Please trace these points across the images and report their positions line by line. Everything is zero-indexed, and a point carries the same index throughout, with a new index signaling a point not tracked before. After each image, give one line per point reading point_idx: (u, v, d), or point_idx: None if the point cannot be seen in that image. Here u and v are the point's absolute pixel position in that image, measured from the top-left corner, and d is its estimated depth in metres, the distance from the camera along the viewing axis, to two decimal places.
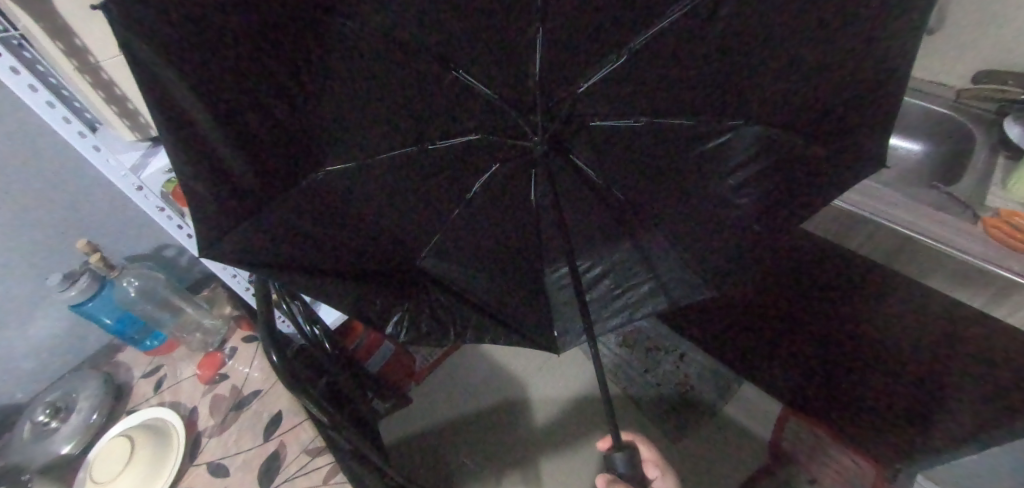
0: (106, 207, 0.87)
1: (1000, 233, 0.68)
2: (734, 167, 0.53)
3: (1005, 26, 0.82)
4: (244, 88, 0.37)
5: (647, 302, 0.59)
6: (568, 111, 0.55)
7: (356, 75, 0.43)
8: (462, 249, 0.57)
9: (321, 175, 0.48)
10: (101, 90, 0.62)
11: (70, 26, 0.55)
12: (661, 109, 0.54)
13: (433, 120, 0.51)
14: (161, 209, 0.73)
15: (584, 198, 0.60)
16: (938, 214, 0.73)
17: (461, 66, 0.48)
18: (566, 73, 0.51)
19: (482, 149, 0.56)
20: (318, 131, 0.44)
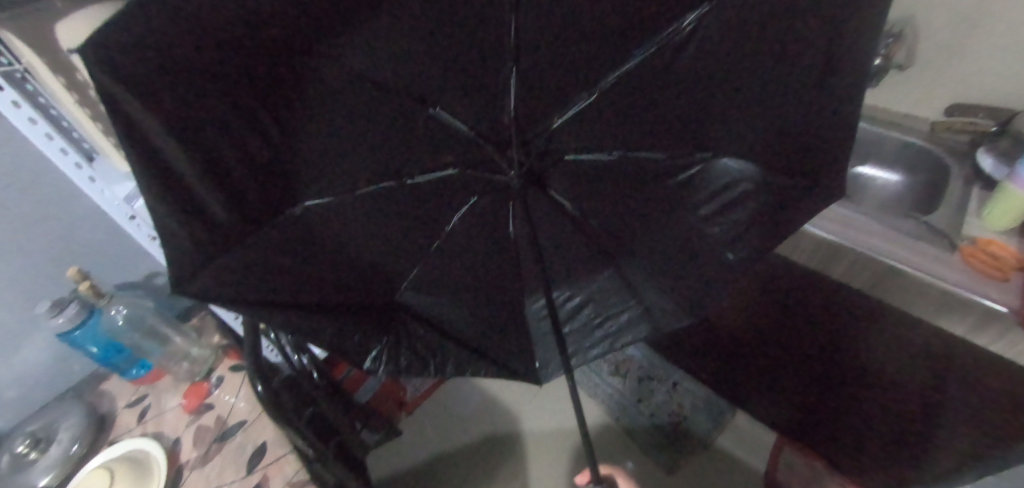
0: (98, 235, 0.88)
1: (975, 260, 0.70)
2: (706, 200, 0.56)
3: (970, 64, 0.87)
4: (235, 127, 0.38)
5: (629, 330, 0.57)
6: (541, 143, 0.62)
7: (344, 114, 0.45)
8: (445, 280, 0.58)
9: (300, 210, 0.49)
10: (99, 122, 0.64)
11: (72, 62, 0.58)
12: (627, 141, 0.61)
13: (411, 153, 0.56)
14: (152, 237, 0.75)
15: (567, 227, 0.62)
16: (917, 244, 0.74)
17: (439, 104, 0.54)
18: (538, 109, 0.59)
19: (463, 180, 0.61)
20: (305, 166, 0.46)
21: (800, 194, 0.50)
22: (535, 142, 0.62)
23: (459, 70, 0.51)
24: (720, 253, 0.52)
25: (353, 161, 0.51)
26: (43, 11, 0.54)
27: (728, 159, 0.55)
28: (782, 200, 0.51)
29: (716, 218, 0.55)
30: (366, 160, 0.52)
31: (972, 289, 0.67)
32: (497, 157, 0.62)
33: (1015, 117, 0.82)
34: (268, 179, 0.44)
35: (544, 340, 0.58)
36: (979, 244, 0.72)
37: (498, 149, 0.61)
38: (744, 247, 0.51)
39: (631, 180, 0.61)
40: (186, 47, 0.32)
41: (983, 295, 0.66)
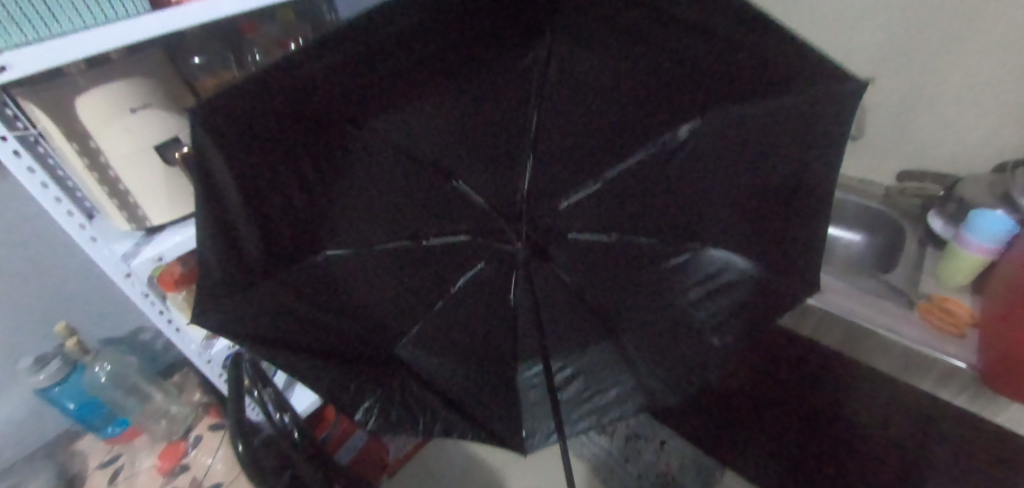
0: (89, 293, 0.89)
1: (934, 317, 0.75)
2: (694, 281, 0.61)
3: (910, 136, 0.97)
4: (282, 190, 0.42)
5: (614, 408, 0.67)
6: (547, 219, 0.64)
7: (370, 183, 0.50)
8: (445, 338, 0.64)
9: (321, 259, 0.52)
10: (105, 186, 0.68)
11: (86, 131, 0.63)
12: (630, 226, 0.63)
13: (427, 221, 0.60)
14: (145, 295, 0.74)
15: (558, 287, 0.67)
16: (881, 304, 0.79)
17: (460, 178, 0.58)
18: (544, 188, 0.62)
19: (472, 247, 0.64)
20: (322, 228, 0.50)
21: (771, 269, 0.59)
22: (541, 217, 0.64)
23: (467, 150, 0.55)
24: (707, 335, 0.60)
25: (370, 229, 0.54)
26: (65, 86, 0.59)
27: (716, 250, 0.60)
28: (762, 289, 0.59)
29: (702, 298, 0.61)
30: (384, 228, 0.56)
31: (935, 347, 0.72)
32: (501, 225, 0.64)
33: (958, 181, 0.90)
34: (292, 240, 0.48)
35: (532, 409, 0.67)
36: (936, 301, 0.77)
37: (508, 220, 0.64)
38: (728, 333, 0.59)
39: (629, 262, 0.64)
40: (263, 124, 0.37)
41: (945, 353, 0.71)
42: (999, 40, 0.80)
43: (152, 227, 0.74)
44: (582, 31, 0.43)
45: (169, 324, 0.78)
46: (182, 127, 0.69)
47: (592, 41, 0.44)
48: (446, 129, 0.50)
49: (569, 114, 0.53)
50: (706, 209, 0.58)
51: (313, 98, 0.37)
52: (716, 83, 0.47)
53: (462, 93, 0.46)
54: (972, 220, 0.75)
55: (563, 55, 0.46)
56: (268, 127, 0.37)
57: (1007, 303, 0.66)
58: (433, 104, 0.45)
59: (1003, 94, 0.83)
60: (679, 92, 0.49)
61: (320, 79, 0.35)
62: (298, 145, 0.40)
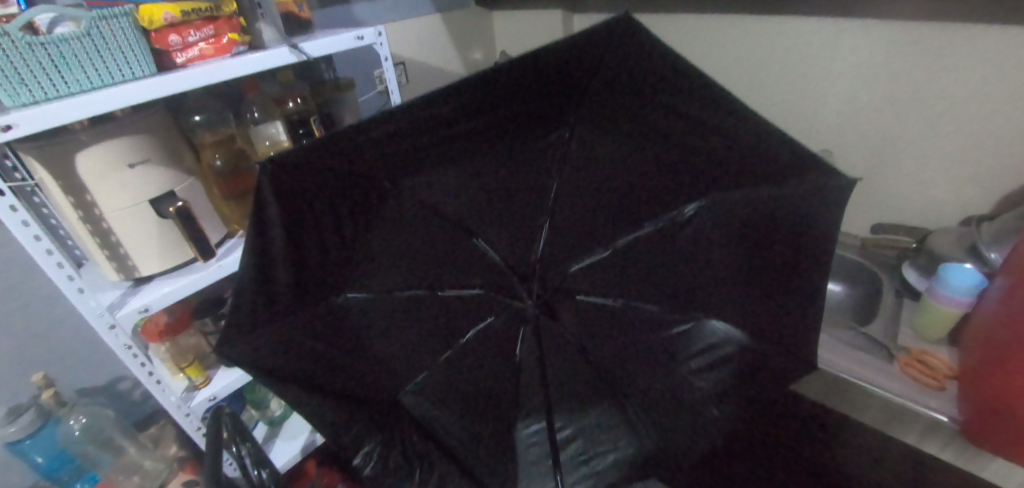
0: (70, 341, 0.88)
1: (913, 369, 0.76)
2: (697, 344, 0.66)
3: (878, 187, 1.02)
4: (325, 226, 0.51)
5: (613, 473, 0.56)
6: (555, 279, 0.77)
7: (401, 234, 0.61)
8: (445, 390, 0.61)
9: (342, 300, 0.58)
10: (98, 237, 0.68)
11: (84, 185, 0.64)
12: (628, 290, 0.74)
13: (448, 272, 0.70)
14: (128, 347, 0.70)
15: (560, 338, 0.72)
16: (865, 358, 0.80)
17: (480, 236, 0.73)
18: (555, 252, 0.77)
19: (485, 301, 0.74)
20: (350, 273, 0.57)
21: (762, 325, 0.64)
22: (549, 277, 0.78)
23: (485, 210, 0.69)
24: (706, 408, 0.59)
25: (391, 277, 0.62)
26: (67, 143, 0.61)
27: (715, 322, 0.66)
28: (756, 362, 0.62)
29: (698, 371, 0.64)
30: (410, 277, 0.65)
31: (914, 398, 0.72)
32: (514, 284, 0.77)
33: (929, 234, 0.94)
34: (304, 281, 0.52)
35: (530, 469, 0.57)
36: (914, 353, 0.78)
37: (519, 278, 0.77)
38: (725, 405, 0.59)
39: (628, 324, 0.72)
40: (332, 165, 0.48)
41: (924, 405, 0.71)
42: (949, 102, 0.86)
43: (139, 277, 0.73)
44: (593, 116, 0.65)
45: (153, 380, 0.73)
46: (178, 181, 0.71)
47: (599, 120, 0.66)
48: (468, 186, 0.64)
49: (574, 179, 0.71)
50: (681, 258, 0.69)
51: (375, 148, 0.51)
52: (674, 133, 0.62)
53: (483, 154, 0.61)
54: (944, 275, 0.78)
55: (580, 135, 0.67)
56: (334, 166, 0.49)
57: (983, 357, 0.66)
58: (458, 163, 0.60)
59: (959, 151, 0.88)
60: (649, 146, 0.65)
61: (386, 135, 0.50)
62: (353, 189, 0.52)
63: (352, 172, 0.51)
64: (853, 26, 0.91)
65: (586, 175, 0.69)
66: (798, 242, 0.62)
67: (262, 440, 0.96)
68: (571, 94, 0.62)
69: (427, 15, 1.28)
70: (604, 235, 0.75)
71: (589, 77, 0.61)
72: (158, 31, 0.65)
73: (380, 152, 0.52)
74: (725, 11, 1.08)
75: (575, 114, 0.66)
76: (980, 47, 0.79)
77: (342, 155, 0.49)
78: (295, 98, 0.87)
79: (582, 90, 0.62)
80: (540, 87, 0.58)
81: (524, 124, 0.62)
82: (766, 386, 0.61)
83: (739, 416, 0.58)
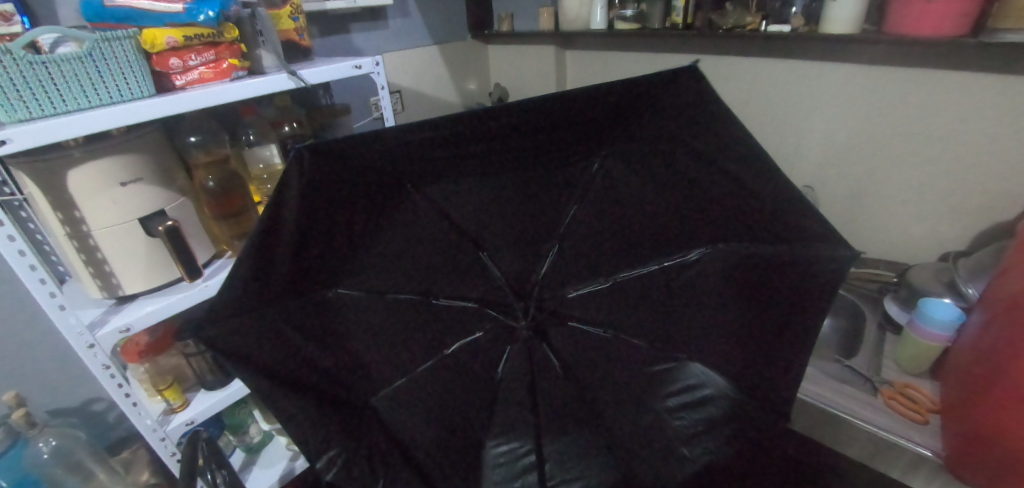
0: (46, 359, 0.86)
1: (896, 402, 0.76)
2: (688, 378, 0.69)
3: (860, 220, 1.05)
4: (331, 222, 0.52)
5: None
6: (552, 302, 0.78)
7: (402, 241, 0.62)
8: (416, 401, 0.61)
9: (331, 294, 0.58)
10: (84, 253, 0.68)
11: (74, 201, 0.64)
12: (619, 321, 0.76)
13: (447, 282, 0.71)
14: (105, 367, 0.68)
15: (551, 373, 0.72)
16: (849, 390, 0.81)
17: (488, 251, 0.74)
18: (559, 276, 0.78)
19: (476, 313, 0.74)
20: (345, 270, 0.58)
21: (759, 362, 0.66)
22: (546, 299, 0.79)
23: (496, 224, 0.71)
24: (678, 448, 0.63)
25: (382, 280, 0.63)
26: (61, 159, 0.62)
27: (697, 365, 0.69)
28: (734, 409, 0.65)
29: (673, 406, 0.67)
30: (407, 282, 0.66)
31: (899, 433, 0.73)
32: (508, 303, 0.77)
33: (907, 269, 0.96)
34: (300, 273, 0.53)
35: None
36: (897, 387, 0.79)
37: (516, 297, 0.78)
38: (697, 447, 0.63)
39: (614, 357, 0.73)
40: (355, 161, 0.50)
41: (911, 440, 0.72)
42: (921, 141, 0.90)
43: (123, 295, 0.72)
44: (625, 154, 0.68)
45: (129, 401, 0.71)
46: (169, 200, 0.72)
47: (632, 158, 0.68)
48: (480, 199, 0.67)
49: (592, 211, 0.73)
50: (677, 280, 0.73)
51: (396, 152, 0.53)
52: (689, 157, 0.65)
53: (496, 171, 0.63)
54: (924, 309, 0.80)
55: (608, 170, 0.69)
56: (355, 165, 0.50)
57: (963, 391, 0.67)
58: (471, 175, 0.63)
59: (933, 187, 0.92)
60: (662, 177, 0.67)
61: (413, 143, 0.52)
62: (365, 187, 0.53)
63: (370, 172, 0.53)
64: (830, 68, 0.95)
65: (589, 200, 0.72)
66: (791, 292, 0.65)
67: (239, 467, 0.93)
68: (603, 128, 0.64)
69: (423, 45, 1.32)
70: (601, 260, 0.76)
71: (639, 119, 0.64)
72: (159, 54, 0.67)
73: (399, 157, 0.54)
74: (708, 51, 1.12)
75: (609, 148, 0.68)
76: (951, 91, 0.83)
77: (365, 154, 0.50)
78: (290, 123, 0.91)
79: (624, 127, 0.65)
80: (581, 123, 0.61)
81: (560, 153, 0.66)
82: (747, 428, 0.64)
83: (718, 459, 0.62)
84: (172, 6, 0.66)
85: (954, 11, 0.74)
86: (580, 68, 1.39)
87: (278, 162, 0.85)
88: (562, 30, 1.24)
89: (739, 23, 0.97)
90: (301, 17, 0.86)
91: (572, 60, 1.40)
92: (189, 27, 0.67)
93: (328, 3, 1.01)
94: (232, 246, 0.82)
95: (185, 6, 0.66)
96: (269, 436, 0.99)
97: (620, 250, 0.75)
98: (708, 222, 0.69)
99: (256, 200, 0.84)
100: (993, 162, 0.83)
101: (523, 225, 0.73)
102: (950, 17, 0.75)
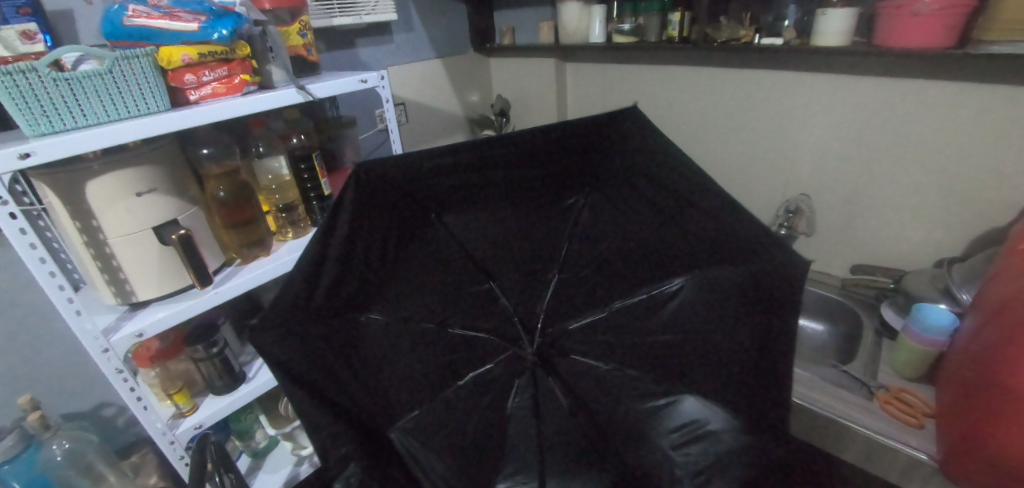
0: (60, 364, 0.88)
1: (892, 407, 0.77)
2: (688, 410, 0.66)
3: (856, 227, 1.06)
4: (370, 237, 0.61)
5: None
6: (554, 335, 0.82)
7: (420, 269, 0.69)
8: (433, 434, 0.60)
9: (361, 319, 0.63)
10: (100, 261, 0.70)
11: (92, 211, 0.67)
12: (620, 356, 0.76)
13: (461, 313, 0.76)
14: (119, 371, 0.71)
15: (554, 407, 0.71)
16: (845, 394, 0.82)
17: (495, 281, 0.80)
18: (560, 309, 0.83)
19: (490, 346, 0.77)
20: (376, 295, 0.64)
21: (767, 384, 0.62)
22: (551, 332, 0.83)
23: (503, 255, 0.79)
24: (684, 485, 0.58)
25: (408, 308, 0.68)
26: (80, 171, 0.65)
27: (691, 400, 0.67)
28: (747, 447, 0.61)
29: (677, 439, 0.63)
30: (427, 310, 0.71)
31: (894, 437, 0.74)
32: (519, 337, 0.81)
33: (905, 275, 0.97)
34: (340, 286, 0.59)
35: None
36: (893, 391, 0.80)
37: (523, 331, 0.82)
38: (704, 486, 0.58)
39: (612, 389, 0.72)
40: (395, 178, 0.63)
41: (906, 444, 0.73)
42: (913, 149, 0.92)
43: (136, 301, 0.75)
44: (597, 190, 0.78)
45: (140, 405, 0.73)
46: (182, 209, 0.74)
47: (602, 194, 0.77)
48: (487, 230, 0.75)
49: (580, 242, 0.80)
50: (669, 308, 0.74)
51: (427, 173, 0.66)
52: (650, 191, 0.73)
53: (504, 200, 0.73)
54: (918, 314, 0.81)
55: (592, 203, 0.79)
56: (396, 183, 0.64)
57: (957, 396, 0.69)
58: (483, 205, 0.73)
59: (926, 195, 0.93)
60: (646, 206, 0.73)
61: (440, 164, 0.66)
62: (397, 208, 0.64)
63: (404, 192, 0.65)
64: (823, 79, 0.98)
65: (577, 230, 0.80)
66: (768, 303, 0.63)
67: (245, 472, 0.95)
68: (582, 165, 0.76)
69: (427, 59, 1.35)
70: (601, 292, 0.81)
71: (605, 156, 0.77)
72: (174, 70, 0.70)
73: (429, 180, 0.67)
74: (703, 64, 1.14)
75: (588, 185, 0.78)
76: (940, 100, 0.86)
77: (405, 171, 0.64)
78: (297, 135, 0.93)
79: (596, 166, 0.77)
80: (561, 157, 0.73)
81: (549, 188, 0.75)
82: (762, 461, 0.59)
83: None
84: (188, 25, 0.69)
85: (940, 24, 0.77)
86: (581, 81, 1.42)
87: (287, 173, 0.87)
88: (562, 43, 1.28)
89: (733, 36, 0.99)
90: (308, 34, 0.89)
91: (572, 72, 1.43)
92: (203, 44, 0.71)
93: (335, 20, 1.05)
94: (241, 254, 0.84)
95: (200, 25, 0.70)
96: (275, 441, 1.00)
97: (611, 280, 0.80)
98: (698, 250, 0.71)
99: (264, 209, 0.88)
100: (984, 169, 0.85)
101: (522, 255, 0.80)
102: (936, 29, 0.77)
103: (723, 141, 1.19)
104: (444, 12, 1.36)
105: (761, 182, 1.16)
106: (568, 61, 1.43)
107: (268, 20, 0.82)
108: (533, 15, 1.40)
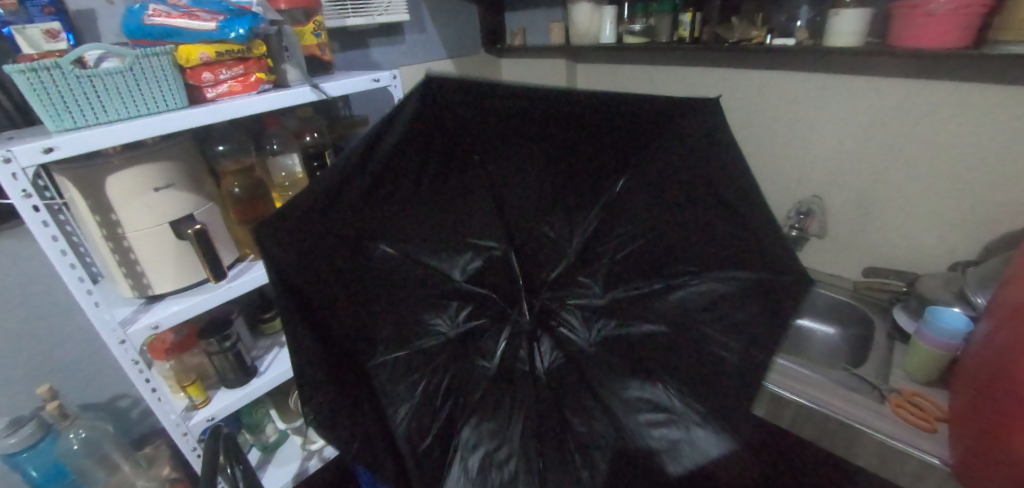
0: (80, 355, 0.91)
1: (903, 410, 0.77)
2: (659, 385, 0.68)
3: (868, 230, 1.05)
4: (410, 162, 0.70)
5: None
6: (553, 302, 0.86)
7: (438, 214, 0.75)
8: (407, 371, 0.65)
9: (376, 247, 0.67)
10: (118, 254, 0.72)
11: (111, 204, 0.69)
12: (606, 330, 0.79)
13: (470, 263, 0.82)
14: (135, 362, 0.72)
15: (531, 380, 0.74)
16: (855, 397, 0.81)
17: (507, 243, 0.87)
18: (563, 279, 0.86)
19: (484, 301, 0.83)
20: (394, 227, 0.69)
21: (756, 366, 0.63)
22: (548, 300, 0.86)
23: (523, 216, 0.85)
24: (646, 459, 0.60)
25: (419, 239, 0.74)
26: (101, 166, 0.66)
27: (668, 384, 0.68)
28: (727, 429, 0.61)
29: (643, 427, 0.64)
30: (436, 250, 0.77)
31: (906, 441, 0.73)
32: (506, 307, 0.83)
33: (918, 278, 0.96)
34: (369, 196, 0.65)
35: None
36: (904, 395, 0.79)
37: (525, 294, 0.88)
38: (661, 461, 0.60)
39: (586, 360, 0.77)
40: (458, 110, 0.74)
41: (916, 446, 0.72)
42: (926, 151, 0.91)
43: (152, 294, 0.76)
44: (648, 183, 0.74)
45: (154, 395, 0.75)
46: (198, 204, 0.76)
47: (652, 186, 0.74)
48: (512, 188, 0.83)
49: (596, 225, 0.82)
50: (662, 299, 0.76)
51: (481, 114, 0.74)
52: (696, 184, 0.69)
53: (530, 164, 0.80)
54: (931, 317, 0.81)
55: (630, 190, 0.77)
56: (462, 113, 0.75)
57: (969, 400, 0.68)
58: (515, 163, 0.80)
59: (941, 197, 0.92)
60: (671, 193, 0.72)
61: (491, 113, 0.74)
62: (443, 145, 0.74)
63: (457, 127, 0.75)
64: (836, 80, 0.97)
65: (592, 212, 0.82)
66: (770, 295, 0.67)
67: (255, 466, 0.96)
68: (627, 151, 0.74)
69: (438, 60, 1.36)
70: (613, 270, 0.82)
71: (650, 150, 0.72)
72: (192, 68, 0.72)
73: (478, 124, 0.76)
74: (714, 64, 1.14)
75: (626, 172, 0.77)
76: (955, 101, 0.85)
77: (468, 106, 0.74)
78: (312, 133, 0.94)
79: (636, 159, 0.74)
80: (598, 141, 0.73)
81: (585, 166, 0.77)
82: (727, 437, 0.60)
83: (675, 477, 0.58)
84: (206, 25, 0.71)
85: (955, 24, 0.76)
86: (591, 81, 1.42)
87: (300, 171, 0.89)
88: (572, 44, 1.28)
89: (745, 37, 0.99)
90: (322, 34, 0.91)
91: (583, 73, 1.43)
92: (221, 43, 0.72)
93: (348, 21, 1.06)
94: (255, 250, 0.86)
95: (218, 24, 0.71)
96: (284, 435, 1.01)
97: (620, 264, 0.81)
98: (716, 247, 0.70)
99: (277, 206, 0.90)
100: (1000, 172, 0.84)
101: (540, 222, 0.85)
102: (951, 30, 0.77)
103: (734, 141, 1.18)
104: (455, 13, 1.37)
105: (772, 183, 1.15)
106: (578, 62, 1.43)
107: (284, 20, 0.84)
108: (543, 16, 1.40)
